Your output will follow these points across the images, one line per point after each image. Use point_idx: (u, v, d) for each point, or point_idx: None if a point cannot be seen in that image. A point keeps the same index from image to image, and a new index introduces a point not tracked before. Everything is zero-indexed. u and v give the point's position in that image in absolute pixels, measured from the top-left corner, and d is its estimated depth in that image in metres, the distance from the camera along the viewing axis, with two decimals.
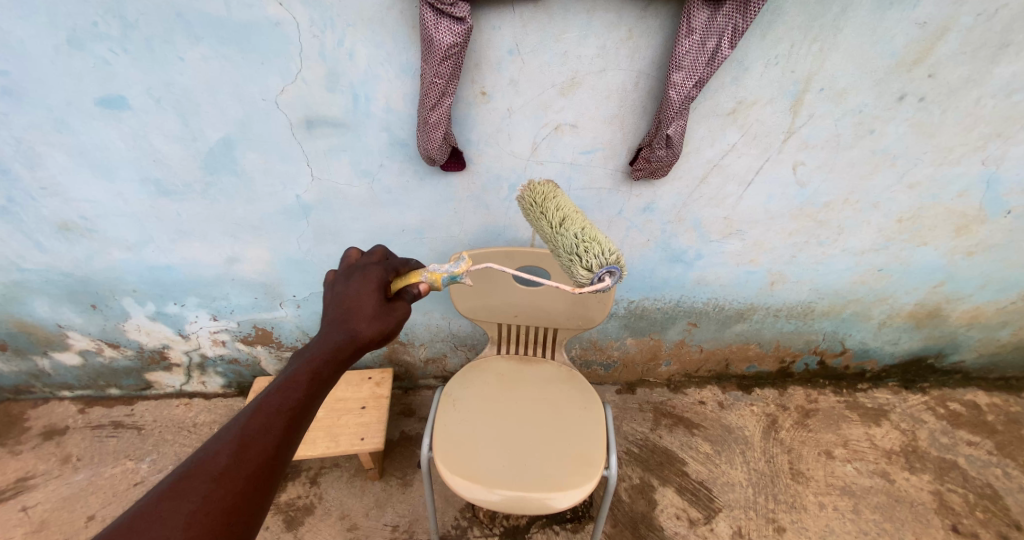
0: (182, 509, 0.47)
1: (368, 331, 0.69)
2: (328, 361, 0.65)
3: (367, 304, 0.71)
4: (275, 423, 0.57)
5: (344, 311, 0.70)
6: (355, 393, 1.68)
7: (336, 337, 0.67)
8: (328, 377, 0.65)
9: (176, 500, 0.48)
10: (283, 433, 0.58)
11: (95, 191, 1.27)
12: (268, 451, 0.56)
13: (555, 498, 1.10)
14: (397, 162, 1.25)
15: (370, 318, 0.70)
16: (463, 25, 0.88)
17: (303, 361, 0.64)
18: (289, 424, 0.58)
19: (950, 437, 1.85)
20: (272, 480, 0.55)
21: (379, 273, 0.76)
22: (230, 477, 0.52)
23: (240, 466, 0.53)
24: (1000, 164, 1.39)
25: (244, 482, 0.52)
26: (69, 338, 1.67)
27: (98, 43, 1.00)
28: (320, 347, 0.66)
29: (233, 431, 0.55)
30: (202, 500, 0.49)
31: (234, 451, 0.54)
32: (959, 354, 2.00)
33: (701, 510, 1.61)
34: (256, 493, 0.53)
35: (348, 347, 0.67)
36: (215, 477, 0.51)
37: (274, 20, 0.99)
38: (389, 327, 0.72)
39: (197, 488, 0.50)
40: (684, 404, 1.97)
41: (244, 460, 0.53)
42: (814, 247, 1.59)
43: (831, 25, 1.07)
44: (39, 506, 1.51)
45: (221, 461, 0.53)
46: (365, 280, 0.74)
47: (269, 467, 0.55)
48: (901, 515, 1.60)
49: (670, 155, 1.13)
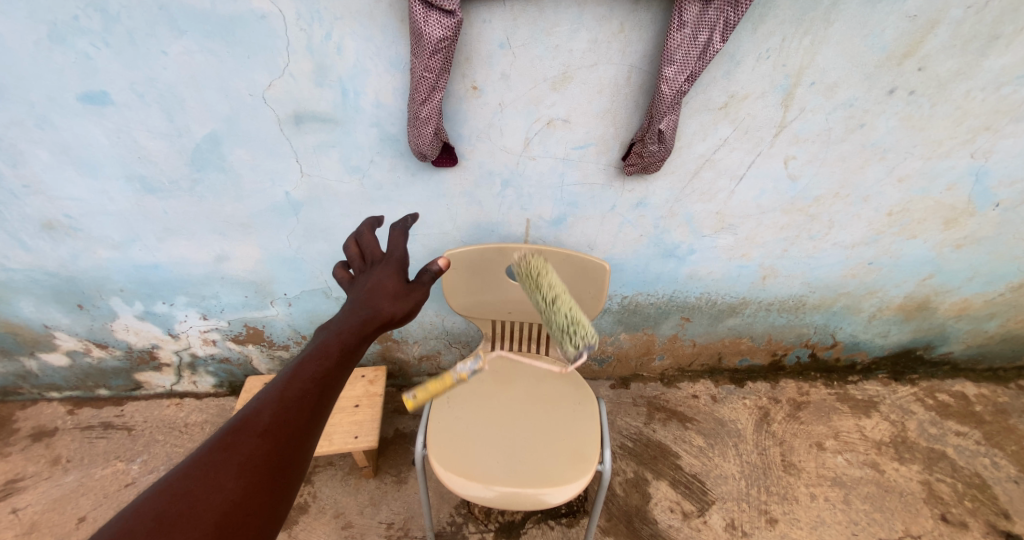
0: (231, 461, 0.43)
1: (392, 309, 0.59)
2: (359, 333, 0.55)
3: (389, 283, 0.62)
4: (312, 389, 0.49)
5: (366, 290, 0.60)
6: (348, 391, 1.67)
7: (360, 313, 0.57)
8: (362, 347, 0.56)
9: (225, 452, 0.43)
10: (323, 398, 0.50)
11: (80, 189, 1.25)
12: (308, 414, 0.48)
13: (549, 494, 1.11)
14: (387, 158, 1.24)
15: (392, 297, 0.61)
16: (453, 18, 0.87)
17: (333, 330, 0.55)
18: (325, 391, 0.50)
19: (938, 427, 1.88)
20: (315, 441, 0.49)
21: (401, 250, 0.66)
22: (276, 434, 0.46)
23: (284, 426, 0.46)
24: (988, 157, 1.40)
25: (288, 439, 0.46)
26: (56, 338, 1.65)
27: (78, 37, 0.97)
28: (348, 320, 0.56)
29: (273, 389, 0.48)
30: (249, 455, 0.44)
31: (276, 409, 0.47)
32: (947, 346, 2.03)
33: (695, 503, 1.63)
34: (300, 456, 0.47)
35: (375, 324, 0.57)
36: (260, 433, 0.45)
37: (260, 13, 0.97)
38: (412, 307, 0.62)
39: (245, 442, 0.44)
40: (678, 398, 1.99)
41: (286, 421, 0.46)
42: (804, 241, 1.59)
43: (822, 19, 1.07)
44: (28, 508, 1.49)
45: (265, 417, 0.46)
46: (385, 265, 0.64)
47: (310, 431, 0.48)
48: (891, 504, 1.62)
49: (661, 150, 1.11)
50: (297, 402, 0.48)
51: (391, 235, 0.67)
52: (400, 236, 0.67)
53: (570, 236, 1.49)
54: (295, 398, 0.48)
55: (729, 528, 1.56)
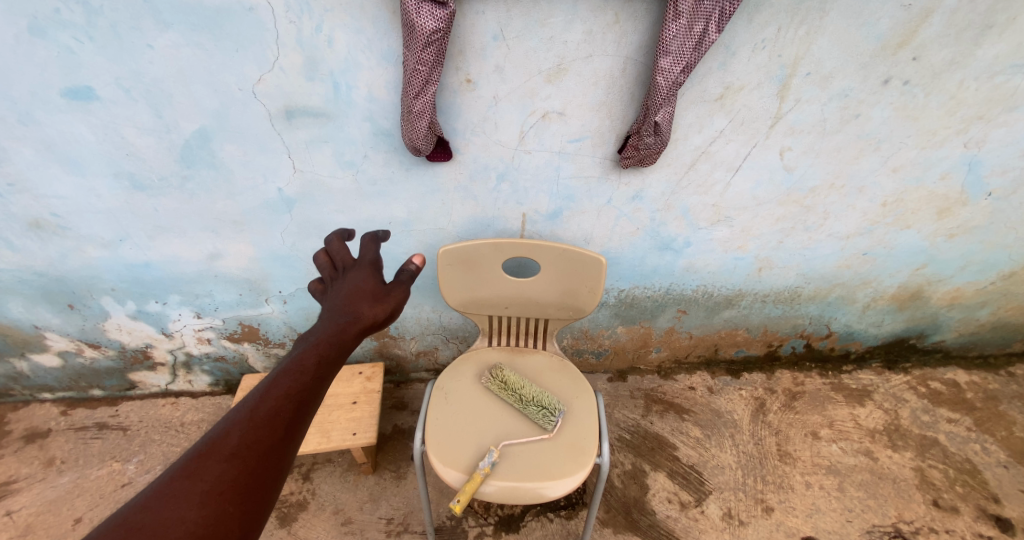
0: (195, 490, 0.41)
1: (372, 312, 0.62)
2: (335, 343, 0.57)
3: (367, 286, 0.65)
4: (284, 407, 0.49)
5: (343, 296, 0.63)
6: (346, 389, 1.67)
7: (338, 319, 0.59)
8: (337, 359, 0.56)
9: (189, 480, 0.42)
10: (295, 417, 0.50)
11: (66, 187, 1.22)
12: (279, 432, 0.48)
13: (549, 487, 1.11)
14: (381, 153, 1.22)
15: (372, 299, 0.64)
16: (446, 9, 0.85)
17: (308, 344, 0.56)
18: (298, 408, 0.50)
19: (930, 414, 1.90)
20: (288, 460, 0.48)
21: (374, 253, 0.70)
22: (244, 457, 0.45)
23: (254, 447, 0.46)
24: (981, 147, 1.41)
25: (257, 463, 0.45)
26: (47, 338, 1.63)
27: (59, 30, 0.95)
28: (324, 329, 0.58)
29: (243, 410, 0.48)
30: (215, 481, 0.42)
31: (245, 430, 0.46)
32: (940, 334, 2.05)
33: (692, 493, 1.64)
34: (270, 479, 0.46)
35: (353, 328, 0.59)
36: (227, 458, 0.44)
37: (248, 6, 0.95)
38: (393, 306, 0.65)
39: (210, 468, 0.43)
40: (675, 390, 2.00)
41: (255, 441, 0.46)
42: (800, 232, 1.60)
43: (817, 8, 1.06)
44: (23, 510, 1.47)
45: (233, 440, 0.46)
46: (358, 269, 0.68)
47: (281, 451, 0.47)
48: (884, 491, 1.65)
49: (658, 142, 1.11)
50: (268, 420, 0.48)
51: (362, 241, 0.71)
52: (370, 242, 0.72)
53: (567, 229, 1.49)
54: (266, 417, 0.48)
55: (726, 518, 1.58)
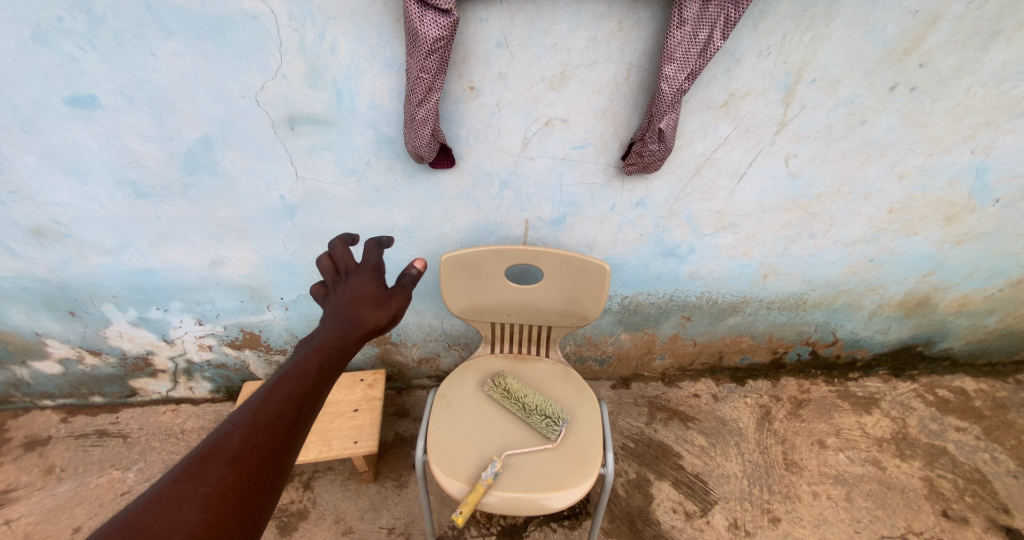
0: (196, 493, 0.40)
1: (375, 317, 0.61)
2: (336, 347, 0.55)
3: (369, 291, 0.64)
4: (286, 410, 0.47)
5: (345, 301, 0.62)
6: (347, 396, 1.66)
7: (340, 324, 0.58)
8: (338, 364, 0.55)
9: (190, 482, 0.40)
10: (297, 421, 0.48)
11: (68, 194, 1.22)
12: (280, 437, 0.46)
13: (551, 498, 1.09)
14: (384, 160, 1.22)
15: (374, 304, 0.63)
16: (449, 17, 0.84)
17: (310, 349, 0.54)
18: (299, 412, 0.48)
19: (939, 423, 1.88)
20: (289, 466, 0.46)
21: (377, 257, 0.70)
22: (245, 460, 0.43)
23: (255, 450, 0.44)
24: (989, 153, 1.39)
25: (258, 467, 0.43)
26: (47, 346, 1.62)
27: (63, 39, 0.95)
28: (326, 334, 0.56)
29: (245, 412, 0.46)
30: (217, 484, 0.41)
31: (246, 433, 0.44)
32: (947, 342, 2.03)
33: (697, 503, 1.62)
34: (272, 485, 0.44)
35: (354, 334, 0.58)
36: (229, 460, 0.42)
37: (251, 13, 0.95)
38: (395, 310, 0.64)
39: (211, 471, 0.41)
40: (679, 398, 1.98)
41: (255, 445, 0.44)
42: (805, 239, 1.58)
43: (823, 14, 1.05)
44: (22, 519, 1.46)
45: (234, 443, 0.44)
46: (361, 273, 0.67)
47: (283, 457, 0.45)
48: (892, 501, 1.62)
49: (661, 149, 1.09)
50: (269, 423, 0.46)
51: (365, 246, 0.70)
52: (373, 246, 0.71)
53: (569, 236, 1.48)
54: (267, 421, 0.46)
55: (732, 528, 1.56)
